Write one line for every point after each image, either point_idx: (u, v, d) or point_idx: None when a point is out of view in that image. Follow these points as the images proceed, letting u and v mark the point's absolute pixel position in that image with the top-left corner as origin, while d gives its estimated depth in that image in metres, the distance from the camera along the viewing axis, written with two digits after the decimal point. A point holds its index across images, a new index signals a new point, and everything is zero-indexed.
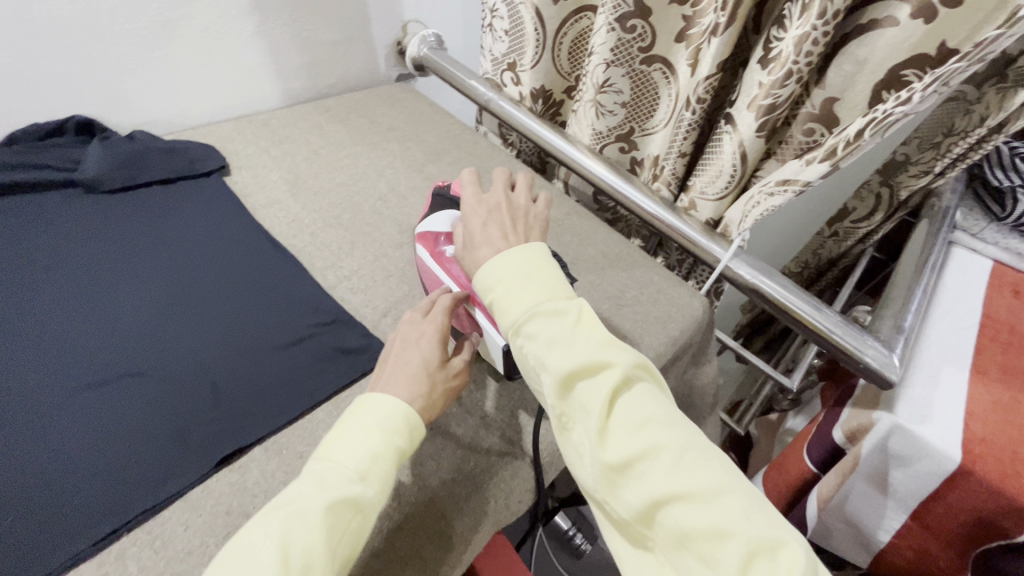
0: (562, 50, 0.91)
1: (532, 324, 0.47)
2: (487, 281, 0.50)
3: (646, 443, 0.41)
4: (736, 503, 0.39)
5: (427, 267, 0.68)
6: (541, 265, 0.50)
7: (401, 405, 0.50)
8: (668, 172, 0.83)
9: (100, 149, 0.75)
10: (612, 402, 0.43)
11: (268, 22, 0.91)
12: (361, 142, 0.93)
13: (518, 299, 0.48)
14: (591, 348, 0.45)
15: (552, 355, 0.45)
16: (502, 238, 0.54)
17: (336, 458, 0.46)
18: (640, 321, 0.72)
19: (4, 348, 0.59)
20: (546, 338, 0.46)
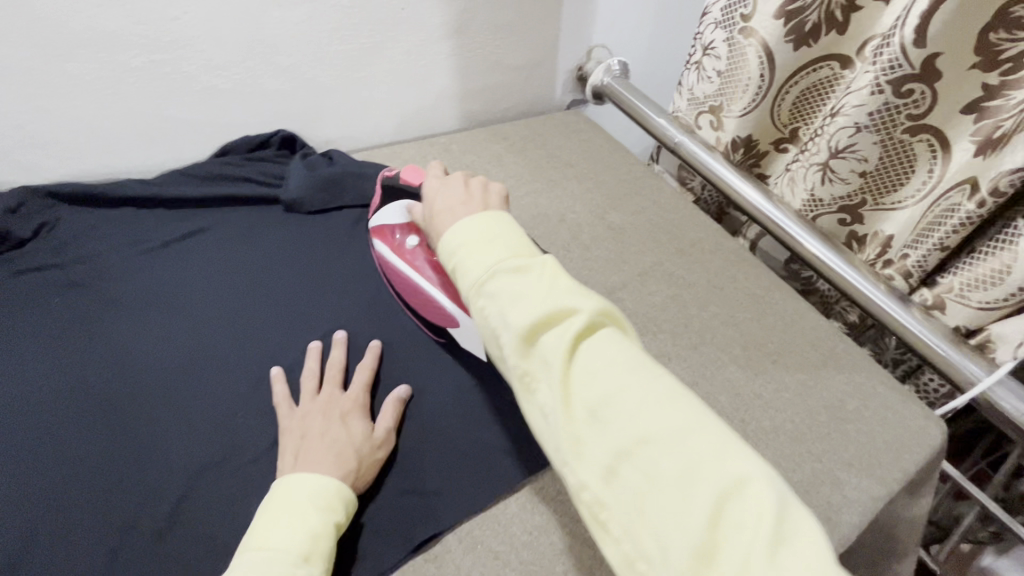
0: (786, 100, 0.78)
1: (495, 283, 0.41)
2: (446, 247, 0.44)
3: (609, 388, 0.37)
4: (707, 441, 0.34)
5: (386, 260, 0.64)
6: (504, 227, 0.44)
7: (327, 480, 0.46)
8: (913, 261, 0.70)
9: (306, 172, 0.75)
10: (574, 354, 0.38)
11: (466, 45, 0.87)
12: (541, 178, 0.89)
13: (481, 258, 0.42)
14: (548, 298, 0.39)
15: (512, 306, 0.39)
16: (459, 203, 0.48)
17: (275, 541, 0.41)
18: (866, 444, 0.61)
19: (204, 372, 0.58)
20: (509, 294, 0.40)
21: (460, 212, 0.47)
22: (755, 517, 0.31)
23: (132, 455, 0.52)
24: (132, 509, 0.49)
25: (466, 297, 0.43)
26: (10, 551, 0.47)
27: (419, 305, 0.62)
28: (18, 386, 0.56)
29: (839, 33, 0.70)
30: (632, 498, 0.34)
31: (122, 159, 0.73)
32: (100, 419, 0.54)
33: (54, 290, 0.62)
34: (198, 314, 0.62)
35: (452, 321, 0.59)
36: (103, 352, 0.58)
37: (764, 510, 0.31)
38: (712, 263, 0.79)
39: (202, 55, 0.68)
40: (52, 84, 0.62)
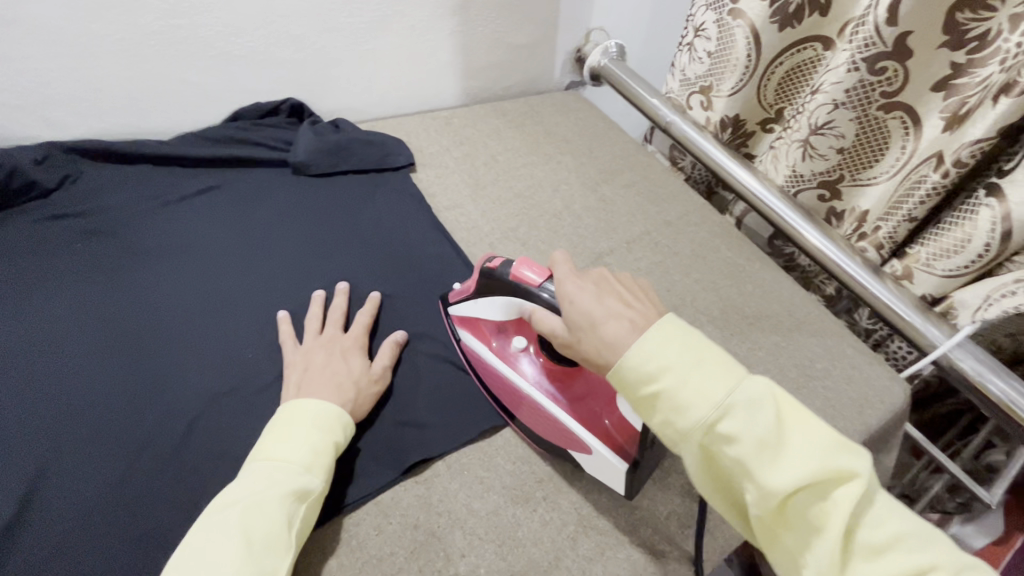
0: (771, 80, 0.82)
1: (729, 424, 0.36)
2: (653, 373, 0.39)
3: (900, 569, 0.33)
4: None
5: (489, 365, 0.55)
6: (703, 352, 0.39)
7: (328, 403, 0.50)
8: (884, 234, 0.74)
9: (313, 136, 0.78)
10: (850, 526, 0.34)
11: (469, 22, 0.91)
12: (537, 152, 0.93)
13: (698, 394, 0.37)
14: (815, 457, 0.35)
15: (770, 463, 0.35)
16: (627, 308, 0.43)
17: (281, 453, 0.45)
18: (832, 400, 0.66)
19: (215, 315, 0.62)
20: (757, 444, 0.36)
21: (635, 322, 0.41)
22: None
23: (150, 385, 0.56)
24: (149, 432, 0.53)
25: (686, 440, 0.38)
26: (36, 462, 0.51)
27: (536, 423, 0.53)
28: (42, 319, 0.59)
29: (821, 15, 0.73)
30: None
31: (139, 121, 0.77)
32: (121, 353, 0.58)
33: (77, 236, 0.66)
34: (209, 263, 0.66)
35: (582, 447, 0.49)
36: (119, 292, 0.62)
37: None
38: (696, 234, 0.83)
39: (218, 22, 0.72)
40: (77, 43, 0.66)
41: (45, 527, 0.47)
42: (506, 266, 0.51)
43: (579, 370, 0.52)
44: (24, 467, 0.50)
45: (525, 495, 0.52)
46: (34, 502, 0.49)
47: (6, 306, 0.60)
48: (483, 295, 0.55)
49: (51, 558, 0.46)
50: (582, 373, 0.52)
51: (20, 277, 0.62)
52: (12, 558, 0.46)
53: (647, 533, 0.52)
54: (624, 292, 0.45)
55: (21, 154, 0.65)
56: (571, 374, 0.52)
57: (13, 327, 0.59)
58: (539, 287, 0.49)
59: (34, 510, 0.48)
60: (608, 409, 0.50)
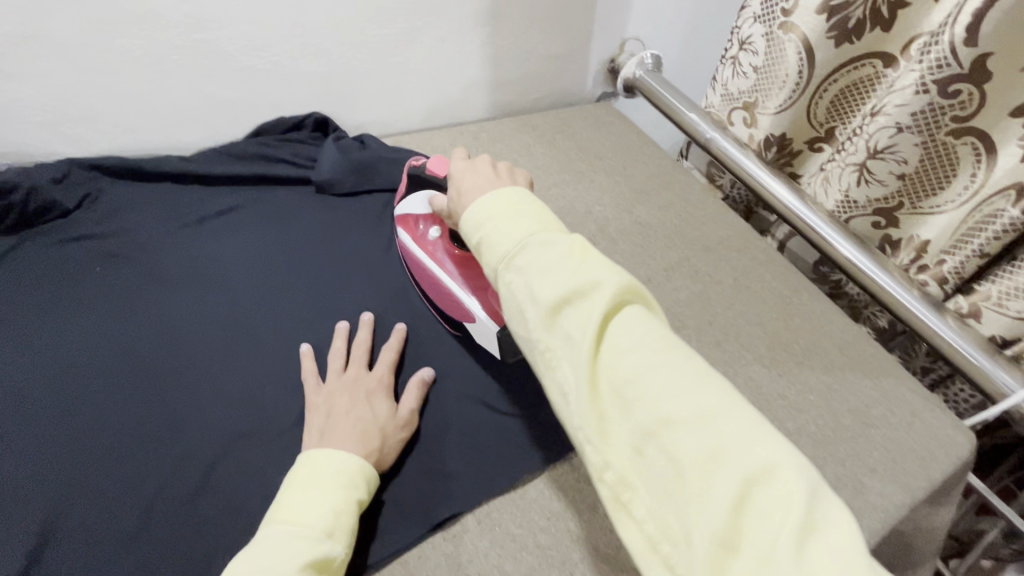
0: (824, 98, 0.76)
1: (524, 258, 0.41)
2: (477, 220, 0.44)
3: (635, 368, 0.36)
4: (731, 423, 0.33)
5: (410, 254, 0.64)
6: (525, 203, 0.43)
7: (352, 457, 0.46)
8: (949, 268, 0.69)
9: (338, 153, 0.75)
10: (602, 333, 0.37)
11: (501, 33, 0.87)
12: (569, 170, 0.88)
13: (508, 232, 0.42)
14: (580, 274, 0.39)
15: (543, 280, 0.39)
16: (487, 180, 0.48)
17: (300, 516, 0.42)
18: (891, 451, 0.61)
19: (234, 346, 0.59)
20: (538, 270, 0.39)
21: (491, 188, 0.47)
22: (783, 506, 0.30)
23: (167, 423, 0.53)
24: (163, 475, 0.50)
25: (491, 268, 0.42)
26: (50, 506, 0.48)
27: (440, 300, 0.62)
28: (58, 348, 0.57)
29: (883, 31, 0.68)
30: (663, 483, 0.34)
31: (163, 137, 0.75)
32: (137, 386, 0.56)
33: (98, 260, 0.64)
34: (230, 289, 0.64)
35: (469, 317, 0.58)
36: (139, 320, 0.60)
37: (791, 498, 0.30)
38: (739, 261, 0.78)
39: (242, 36, 0.69)
40: (98, 59, 0.64)
41: None
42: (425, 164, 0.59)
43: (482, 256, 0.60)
44: (38, 511, 0.48)
45: (562, 556, 0.48)
46: (45, 551, 0.46)
47: (23, 334, 0.58)
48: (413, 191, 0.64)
49: None
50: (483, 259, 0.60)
51: (38, 304, 0.60)
52: None
53: None
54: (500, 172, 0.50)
55: (41, 174, 0.64)
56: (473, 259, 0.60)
57: (32, 356, 0.57)
58: (443, 179, 0.58)
59: (44, 560, 0.46)
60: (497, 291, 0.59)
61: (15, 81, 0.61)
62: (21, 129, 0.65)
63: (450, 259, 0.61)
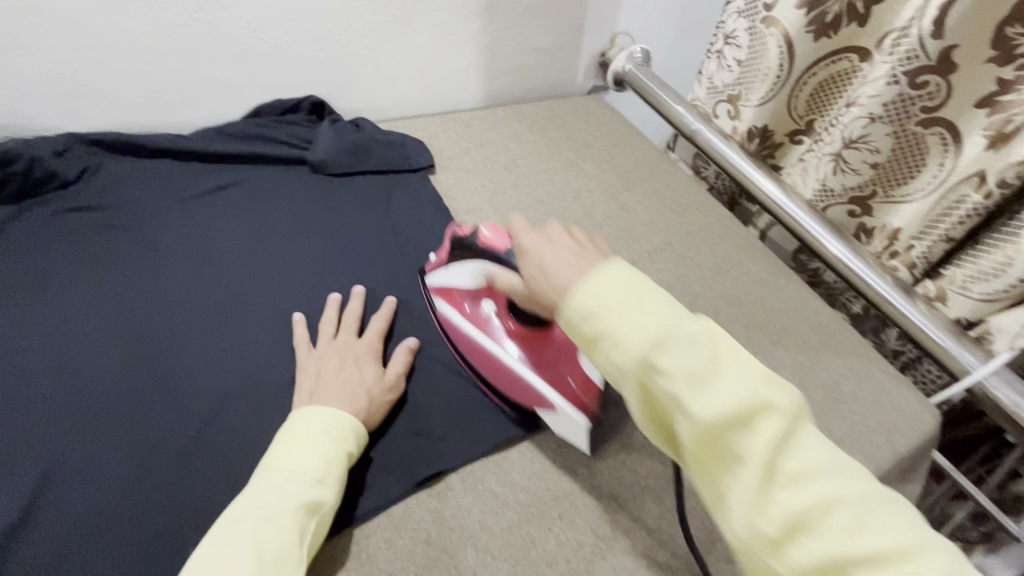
0: (804, 91, 0.80)
1: (667, 360, 0.35)
2: (592, 311, 0.37)
3: (817, 497, 0.32)
4: (940, 564, 0.29)
5: (462, 332, 0.59)
6: (645, 287, 0.37)
7: (340, 414, 0.48)
8: (919, 253, 0.72)
9: (333, 135, 0.78)
10: (774, 457, 0.33)
11: (494, 23, 0.89)
12: (558, 157, 0.91)
13: (637, 329, 0.36)
14: (743, 387, 0.34)
15: (700, 392, 0.34)
16: (578, 257, 0.42)
17: (292, 464, 0.44)
18: (859, 424, 0.63)
19: (229, 315, 0.61)
20: (687, 376, 0.34)
21: (583, 267, 0.41)
22: None
23: (162, 385, 0.55)
24: (158, 434, 0.52)
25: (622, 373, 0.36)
26: (46, 459, 0.50)
27: (505, 385, 0.56)
28: (57, 311, 0.59)
29: (860, 25, 0.71)
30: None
31: (161, 114, 0.76)
32: (134, 350, 0.57)
33: (96, 230, 0.66)
34: (226, 261, 0.66)
35: (547, 406, 0.53)
36: (137, 287, 0.62)
37: None
38: (720, 247, 0.81)
39: (242, 18, 0.71)
40: (102, 35, 0.66)
41: (50, 527, 0.47)
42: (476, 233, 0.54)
43: (547, 334, 0.56)
44: (35, 463, 0.50)
45: (540, 513, 0.50)
46: (42, 501, 0.48)
47: (21, 298, 0.59)
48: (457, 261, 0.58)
49: (57, 558, 0.45)
50: (549, 337, 0.56)
51: (38, 270, 0.61)
52: (16, 558, 0.45)
53: (665, 557, 0.50)
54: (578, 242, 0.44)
55: (42, 146, 0.65)
56: (539, 337, 0.56)
57: (31, 318, 0.58)
58: (504, 252, 0.52)
59: (40, 510, 0.47)
60: (571, 370, 0.54)
61: (20, 54, 0.63)
62: (23, 102, 0.67)
63: (511, 337, 0.56)
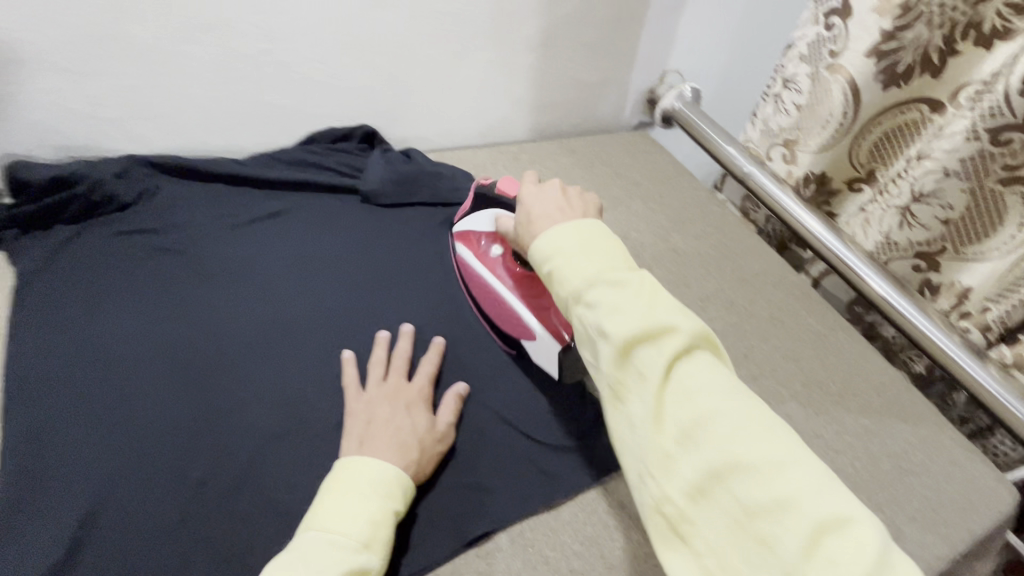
0: (868, 140, 0.77)
1: (594, 294, 0.43)
2: (550, 250, 0.47)
3: (702, 411, 0.38)
4: (796, 469, 0.35)
5: (472, 268, 0.66)
6: (597, 236, 0.46)
7: (391, 469, 0.47)
8: (995, 316, 0.69)
9: (386, 166, 0.77)
10: (672, 374, 0.39)
11: (548, 58, 0.90)
12: (606, 194, 0.90)
13: (577, 267, 0.44)
14: (650, 319, 0.41)
15: (615, 318, 0.41)
16: (561, 210, 0.51)
17: (338, 525, 0.42)
18: (932, 499, 0.59)
19: (278, 347, 0.60)
20: (607, 306, 0.42)
21: (560, 220, 0.50)
22: (847, 557, 0.31)
23: (209, 417, 0.54)
24: (204, 468, 0.51)
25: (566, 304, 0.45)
26: (92, 490, 0.49)
27: (497, 313, 0.63)
28: (107, 334, 0.58)
29: (933, 77, 0.68)
30: (729, 529, 0.35)
31: (219, 139, 0.77)
32: (185, 378, 0.57)
33: (151, 253, 0.66)
34: (276, 290, 0.65)
35: (529, 334, 0.60)
36: (189, 314, 0.61)
37: (860, 552, 0.31)
38: (774, 294, 0.78)
39: (305, 49, 0.72)
40: (170, 62, 0.67)
41: (95, 566, 0.45)
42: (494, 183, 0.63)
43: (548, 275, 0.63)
44: (82, 494, 0.48)
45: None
46: (87, 537, 0.46)
47: (74, 318, 0.59)
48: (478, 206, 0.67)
49: None
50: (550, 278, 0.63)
51: (92, 289, 0.61)
52: None
53: None
54: (570, 198, 0.52)
55: (105, 168, 0.66)
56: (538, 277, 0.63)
57: (81, 339, 0.57)
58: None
59: (86, 545, 0.46)
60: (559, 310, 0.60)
61: (92, 78, 0.65)
62: (92, 124, 0.68)
63: (512, 277, 0.63)
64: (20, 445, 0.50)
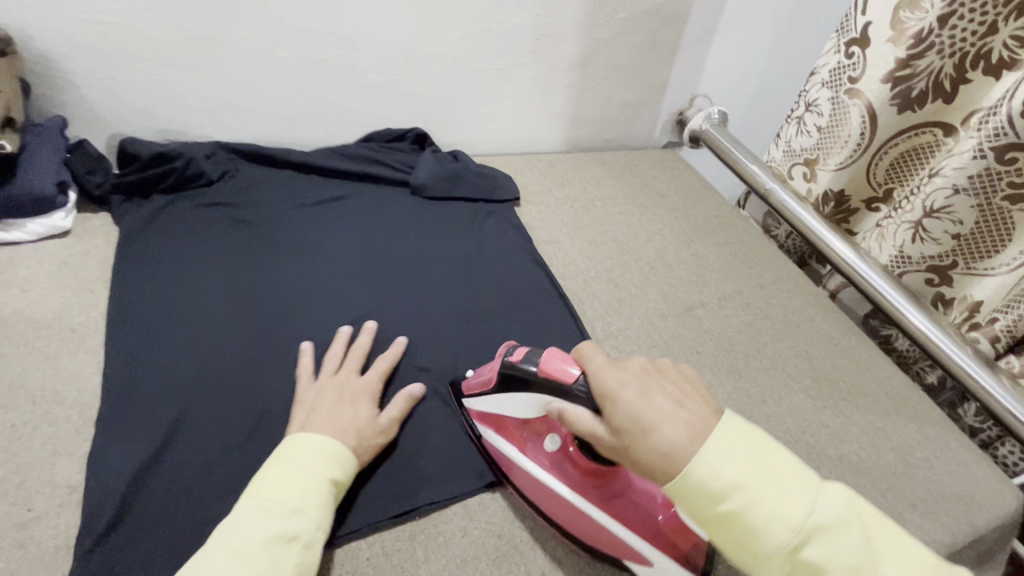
0: (885, 160, 0.81)
1: (812, 549, 0.40)
2: (718, 486, 0.41)
3: None
4: None
5: (526, 472, 0.54)
6: (774, 470, 0.42)
7: (323, 452, 0.49)
8: (1005, 326, 0.73)
9: (435, 163, 0.86)
10: None
11: (586, 78, 0.98)
12: (634, 202, 0.96)
13: (779, 520, 0.40)
14: (891, 569, 0.40)
15: (844, 569, 0.39)
16: (677, 405, 0.44)
17: (269, 493, 0.46)
18: (935, 492, 0.62)
19: (334, 310, 0.68)
20: (842, 563, 0.39)
21: (684, 419, 0.43)
22: None
23: (275, 361, 0.62)
24: (267, 403, 0.58)
25: (771, 563, 0.40)
26: (171, 412, 0.56)
27: (578, 529, 0.52)
28: (188, 287, 0.67)
29: (946, 102, 0.74)
30: None
31: (289, 133, 0.87)
32: (253, 329, 0.64)
33: (228, 224, 0.75)
34: (333, 263, 0.73)
35: (634, 554, 0.50)
36: (258, 277, 0.70)
37: None
38: (790, 299, 0.82)
39: (374, 57, 0.82)
40: (258, 62, 0.77)
41: (174, 473, 0.52)
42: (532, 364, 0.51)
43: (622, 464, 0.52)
44: (163, 415, 0.56)
45: None
46: (167, 449, 0.54)
47: (160, 271, 0.67)
48: (509, 384, 0.54)
49: (177, 499, 0.51)
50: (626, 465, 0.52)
51: (175, 250, 0.70)
52: (144, 494, 0.51)
53: None
54: (669, 378, 0.47)
55: (197, 150, 0.77)
56: (613, 471, 0.52)
57: (166, 290, 0.66)
58: (571, 385, 0.48)
59: (166, 456, 0.53)
60: (655, 504, 0.51)
61: (192, 71, 0.75)
62: (186, 112, 0.79)
63: (583, 476, 0.52)
64: (113, 368, 0.58)
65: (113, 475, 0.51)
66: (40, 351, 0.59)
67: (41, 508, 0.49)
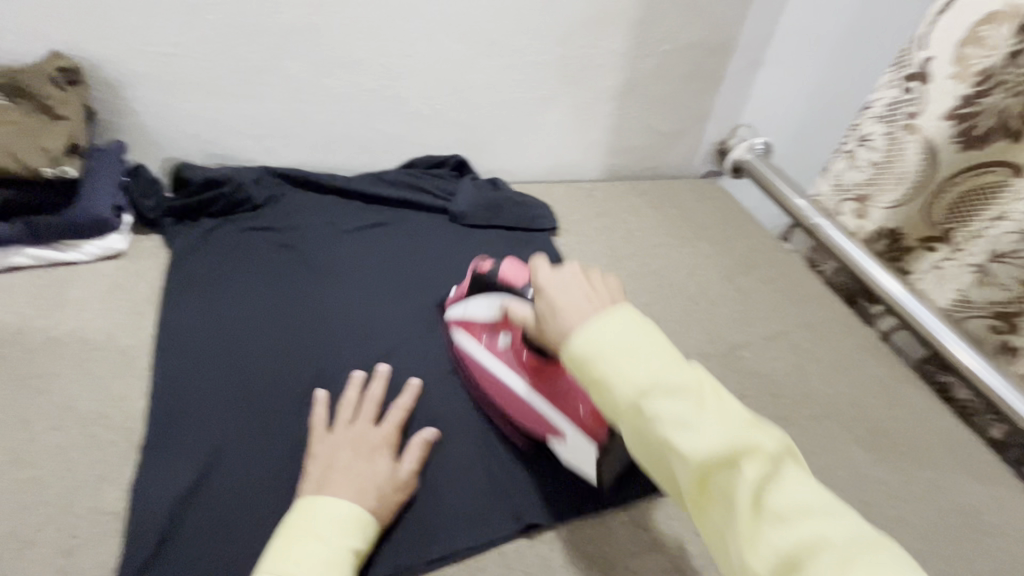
0: (942, 202, 0.77)
1: (655, 406, 0.37)
2: (594, 356, 0.40)
3: (802, 538, 0.33)
4: None
5: (478, 359, 0.64)
6: (637, 333, 0.40)
7: (346, 519, 0.47)
8: None
9: (476, 191, 0.87)
10: (763, 494, 0.35)
11: (627, 107, 0.97)
12: (674, 234, 0.94)
13: (626, 377, 0.38)
14: (730, 431, 0.36)
15: (686, 433, 0.36)
16: (590, 299, 0.44)
17: (291, 567, 0.43)
18: (1005, 561, 0.58)
19: (371, 339, 0.68)
20: (674, 419, 0.37)
21: (590, 311, 0.43)
22: None
23: (313, 389, 0.62)
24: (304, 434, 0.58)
25: (620, 417, 0.39)
26: (211, 441, 0.56)
27: (513, 408, 0.60)
28: (230, 312, 0.67)
29: (1013, 140, 0.69)
30: None
31: (332, 158, 0.88)
32: (292, 357, 0.64)
33: (272, 249, 0.76)
34: (371, 290, 0.73)
35: (554, 431, 0.58)
36: (298, 303, 0.70)
37: None
38: (840, 342, 0.79)
39: (420, 87, 0.83)
40: (308, 90, 0.79)
41: (214, 503, 0.52)
42: (497, 269, 0.65)
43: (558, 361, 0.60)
44: (203, 443, 0.56)
45: None
46: (207, 479, 0.54)
47: (204, 296, 0.68)
48: (479, 289, 0.66)
49: (215, 531, 0.51)
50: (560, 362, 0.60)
51: (218, 275, 0.71)
52: (184, 525, 0.51)
53: None
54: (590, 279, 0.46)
55: (246, 175, 0.79)
56: (548, 366, 0.60)
57: (209, 315, 0.67)
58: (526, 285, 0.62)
59: (205, 486, 0.53)
60: (581, 398, 0.59)
61: (244, 99, 0.78)
62: (235, 138, 0.81)
63: (523, 367, 0.61)
64: (157, 395, 0.59)
65: (154, 504, 0.51)
66: (89, 373, 0.61)
67: (85, 534, 0.50)
